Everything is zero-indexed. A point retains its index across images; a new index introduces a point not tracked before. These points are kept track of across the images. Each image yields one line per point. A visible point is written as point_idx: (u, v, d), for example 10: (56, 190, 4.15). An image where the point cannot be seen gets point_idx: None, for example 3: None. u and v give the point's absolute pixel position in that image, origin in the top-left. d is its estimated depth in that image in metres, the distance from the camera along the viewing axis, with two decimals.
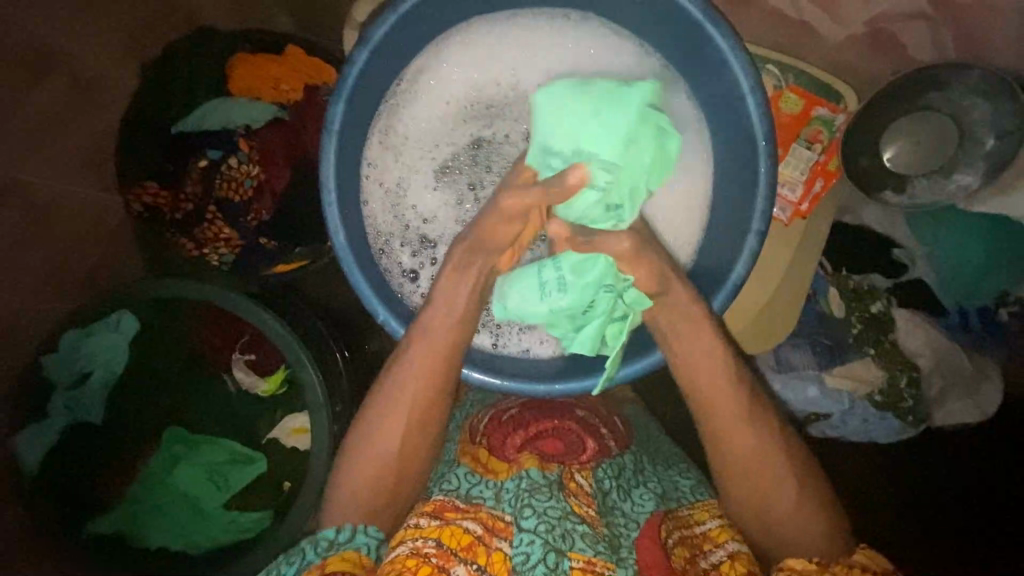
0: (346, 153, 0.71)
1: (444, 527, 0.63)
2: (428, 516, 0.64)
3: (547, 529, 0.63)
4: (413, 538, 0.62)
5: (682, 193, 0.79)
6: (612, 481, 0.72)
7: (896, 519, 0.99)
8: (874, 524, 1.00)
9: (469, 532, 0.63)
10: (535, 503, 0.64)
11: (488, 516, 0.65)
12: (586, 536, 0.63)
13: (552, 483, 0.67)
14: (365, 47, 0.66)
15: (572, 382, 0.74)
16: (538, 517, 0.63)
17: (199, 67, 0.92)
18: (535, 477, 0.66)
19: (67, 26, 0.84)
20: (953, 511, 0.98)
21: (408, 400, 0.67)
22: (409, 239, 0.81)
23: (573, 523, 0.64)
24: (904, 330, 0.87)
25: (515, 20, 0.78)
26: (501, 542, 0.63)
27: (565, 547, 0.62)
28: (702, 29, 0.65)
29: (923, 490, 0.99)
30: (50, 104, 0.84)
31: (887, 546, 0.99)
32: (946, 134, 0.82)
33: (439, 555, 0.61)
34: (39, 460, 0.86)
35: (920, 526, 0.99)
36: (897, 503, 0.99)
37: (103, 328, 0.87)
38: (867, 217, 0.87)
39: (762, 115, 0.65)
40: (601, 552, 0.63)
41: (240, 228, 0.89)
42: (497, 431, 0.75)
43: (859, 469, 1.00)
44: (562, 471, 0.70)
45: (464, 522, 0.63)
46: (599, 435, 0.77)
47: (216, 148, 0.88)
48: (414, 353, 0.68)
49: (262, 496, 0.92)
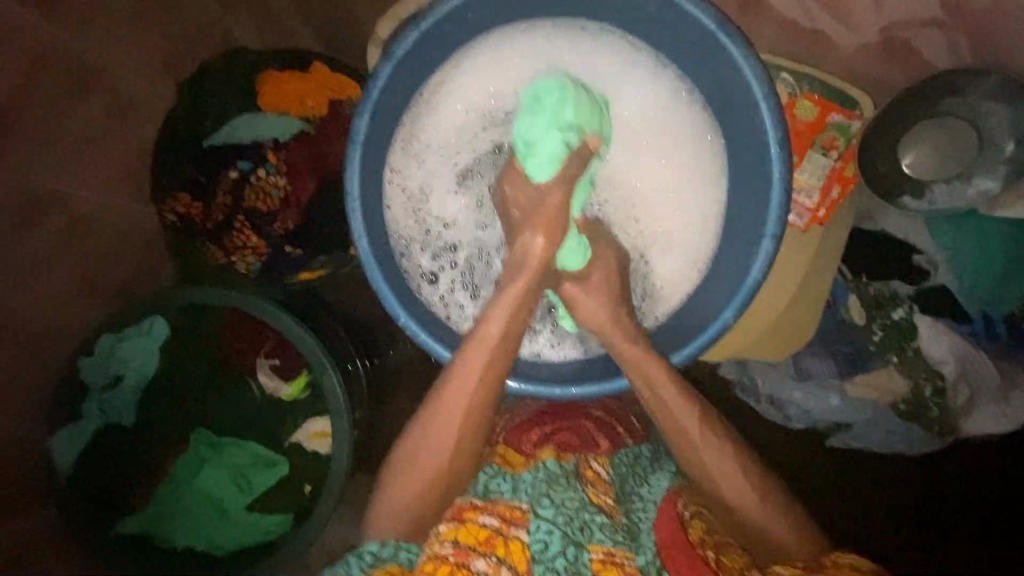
0: (369, 163, 0.73)
1: (461, 528, 0.64)
2: (448, 519, 0.66)
3: (566, 521, 0.64)
4: (434, 544, 0.64)
5: (697, 197, 0.82)
6: (629, 467, 0.73)
7: (911, 522, 0.99)
8: (888, 527, 1.00)
9: (485, 527, 0.64)
10: (552, 494, 0.66)
11: (506, 508, 0.66)
12: (605, 527, 0.65)
13: (569, 473, 0.69)
14: (388, 62, 0.68)
15: (583, 386, 0.74)
16: (558, 508, 0.65)
17: (231, 85, 0.96)
18: (551, 468, 0.68)
19: (111, 47, 0.88)
20: (970, 516, 0.97)
21: (454, 415, 0.66)
22: (430, 243, 0.84)
23: (590, 515, 0.65)
24: (928, 337, 0.86)
25: (535, 35, 0.79)
26: (518, 530, 0.64)
27: (583, 540, 0.64)
28: (716, 40, 0.66)
29: (941, 495, 0.98)
30: (92, 120, 0.88)
31: (900, 548, 1.00)
32: (965, 139, 0.81)
33: (456, 554, 0.62)
34: (72, 459, 0.91)
35: (941, 529, 0.98)
36: (911, 507, 0.99)
37: (136, 334, 0.91)
38: (885, 223, 0.86)
39: (776, 120, 0.65)
40: (620, 542, 0.65)
41: (266, 237, 0.93)
42: (515, 429, 0.76)
43: (876, 474, 0.99)
44: (578, 461, 0.71)
45: (482, 518, 0.65)
46: (615, 429, 0.77)
47: (246, 159, 0.92)
48: (452, 388, 0.66)
49: (285, 497, 0.93)
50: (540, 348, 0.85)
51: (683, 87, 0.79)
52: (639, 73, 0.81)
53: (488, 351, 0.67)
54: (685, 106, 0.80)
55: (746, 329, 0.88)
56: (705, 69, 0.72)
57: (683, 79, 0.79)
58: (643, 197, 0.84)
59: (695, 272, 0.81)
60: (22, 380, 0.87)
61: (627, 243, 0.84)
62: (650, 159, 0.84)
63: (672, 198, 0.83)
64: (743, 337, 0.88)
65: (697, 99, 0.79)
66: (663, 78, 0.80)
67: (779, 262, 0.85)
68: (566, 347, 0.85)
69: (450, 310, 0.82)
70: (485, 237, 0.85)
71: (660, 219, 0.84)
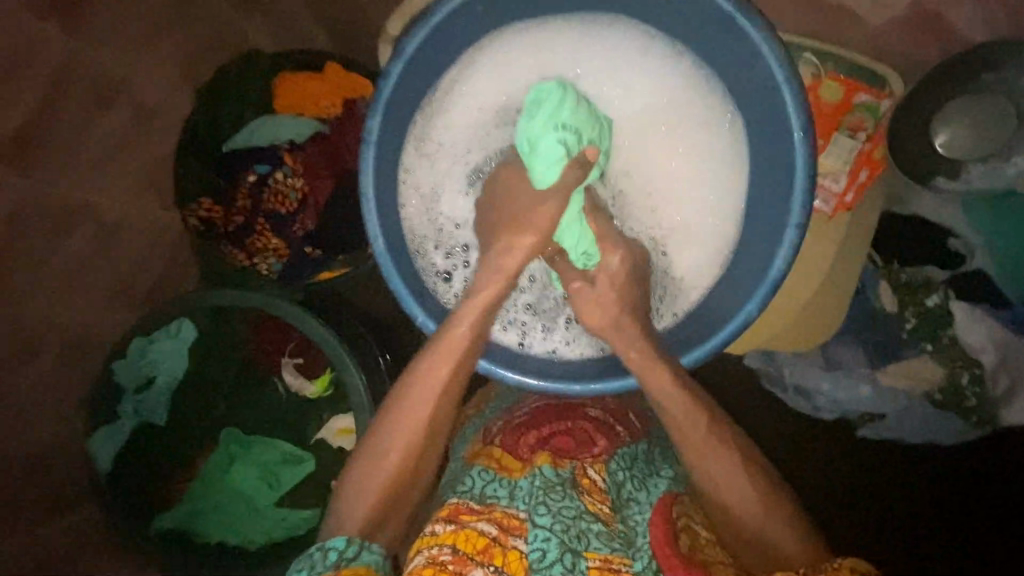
0: (384, 163, 0.72)
1: (460, 531, 0.64)
2: (444, 521, 0.65)
3: (563, 529, 0.64)
4: (428, 548, 0.63)
5: (716, 192, 0.79)
6: (625, 472, 0.73)
7: (949, 514, 0.96)
8: (922, 520, 0.97)
9: (484, 535, 0.64)
10: (549, 502, 0.65)
11: (502, 515, 0.66)
12: (600, 535, 0.65)
13: (565, 481, 0.68)
14: (398, 61, 0.68)
15: (594, 382, 0.74)
16: (554, 515, 0.64)
17: (250, 92, 1.00)
18: (548, 476, 0.68)
19: (131, 58, 0.89)
20: (1011, 504, 0.94)
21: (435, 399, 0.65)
22: (443, 242, 0.83)
23: (587, 523, 0.65)
24: (967, 325, 0.82)
25: (548, 25, 0.77)
26: (517, 540, 0.65)
27: (579, 547, 0.63)
28: (734, 23, 0.64)
29: (976, 486, 0.95)
30: (117, 132, 0.90)
31: (937, 542, 0.97)
32: (1004, 113, 0.75)
33: (455, 561, 0.62)
34: (111, 459, 0.92)
35: (978, 519, 0.95)
36: (948, 499, 0.96)
37: (164, 336, 0.93)
38: (918, 207, 0.83)
39: (798, 103, 0.63)
40: (616, 549, 0.64)
41: (286, 238, 0.95)
42: (511, 433, 0.76)
43: (905, 462, 0.97)
44: (574, 468, 0.71)
45: (480, 525, 0.64)
46: (612, 426, 0.79)
47: (263, 163, 0.94)
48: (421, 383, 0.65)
49: (311, 493, 0.96)
50: (557, 346, 0.85)
51: (700, 77, 0.77)
52: (655, 62, 0.78)
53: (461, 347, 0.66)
54: (700, 94, 0.78)
55: (769, 320, 0.86)
56: (722, 53, 0.70)
57: (700, 66, 0.76)
58: (657, 193, 0.82)
59: (716, 262, 0.79)
60: (60, 384, 0.91)
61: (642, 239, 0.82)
62: (669, 151, 0.81)
63: (689, 194, 0.81)
64: (765, 329, 0.86)
65: (714, 86, 0.76)
66: (679, 67, 0.77)
67: (804, 250, 0.82)
68: (582, 346, 0.84)
69: None
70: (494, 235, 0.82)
71: (679, 210, 0.81)
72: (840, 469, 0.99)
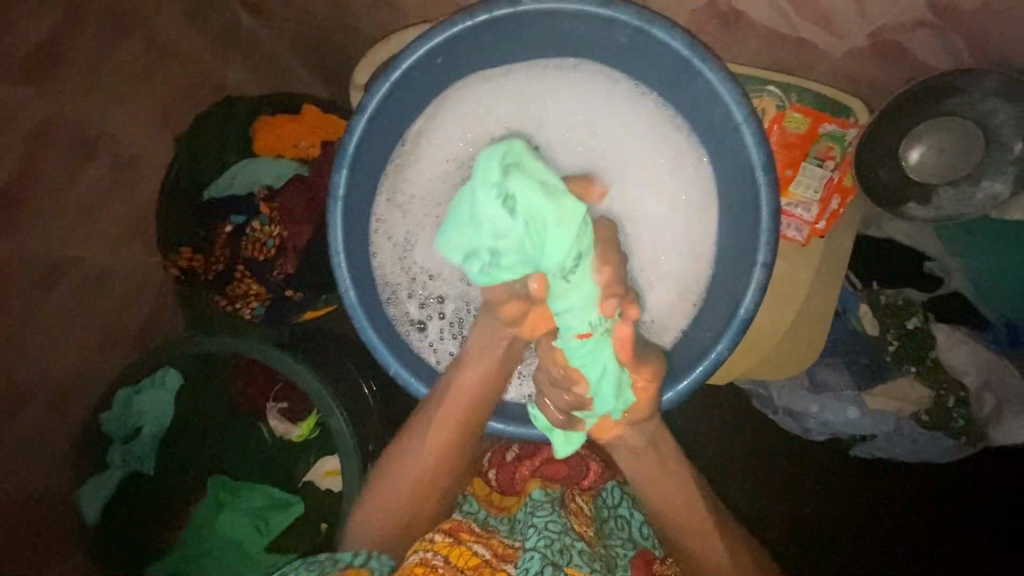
0: (353, 213, 0.74)
1: (454, 545, 0.65)
2: (444, 531, 0.67)
3: (546, 543, 0.63)
4: (423, 550, 0.64)
5: (687, 232, 0.79)
6: (610, 510, 0.75)
7: (930, 525, 0.98)
8: (909, 532, 0.99)
9: (477, 555, 0.65)
10: (537, 520, 0.66)
11: (498, 543, 0.68)
12: (583, 553, 0.64)
13: (554, 500, 0.70)
14: (362, 116, 0.69)
15: None
16: (540, 533, 0.64)
17: (225, 134, 0.99)
18: (537, 497, 0.69)
19: (107, 112, 0.89)
20: (993, 513, 0.97)
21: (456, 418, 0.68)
22: (416, 292, 0.83)
23: (571, 540, 0.65)
24: (947, 346, 0.84)
25: (513, 69, 0.77)
26: (506, 564, 0.66)
27: (562, 562, 0.62)
28: (690, 65, 0.65)
29: (959, 496, 0.97)
30: (98, 186, 0.91)
31: (923, 553, 0.99)
32: (969, 139, 0.73)
33: (445, 568, 0.62)
34: (99, 512, 0.91)
35: (963, 530, 0.97)
36: (932, 510, 0.98)
37: (150, 385, 0.94)
38: (892, 230, 0.84)
39: (759, 142, 0.64)
40: (596, 571, 0.64)
41: (267, 284, 0.95)
42: (506, 467, 0.79)
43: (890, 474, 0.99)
44: (564, 492, 0.73)
45: (475, 546, 0.66)
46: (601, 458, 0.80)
47: (240, 214, 0.95)
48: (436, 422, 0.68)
49: (301, 537, 0.95)
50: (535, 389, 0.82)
51: (667, 118, 0.76)
52: (620, 101, 0.78)
53: (468, 395, 0.69)
54: (667, 132, 0.77)
55: (747, 351, 0.85)
56: (683, 93, 0.71)
57: (666, 106, 0.76)
58: (632, 239, 0.80)
59: (687, 303, 0.78)
60: (50, 435, 0.91)
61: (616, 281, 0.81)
62: (638, 192, 0.80)
63: (661, 237, 0.80)
64: (743, 359, 0.86)
65: (680, 125, 0.76)
66: (646, 106, 0.77)
67: (777, 278, 0.82)
68: None
69: (440, 360, 0.82)
70: (471, 291, 0.83)
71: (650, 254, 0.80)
72: (827, 486, 1.00)
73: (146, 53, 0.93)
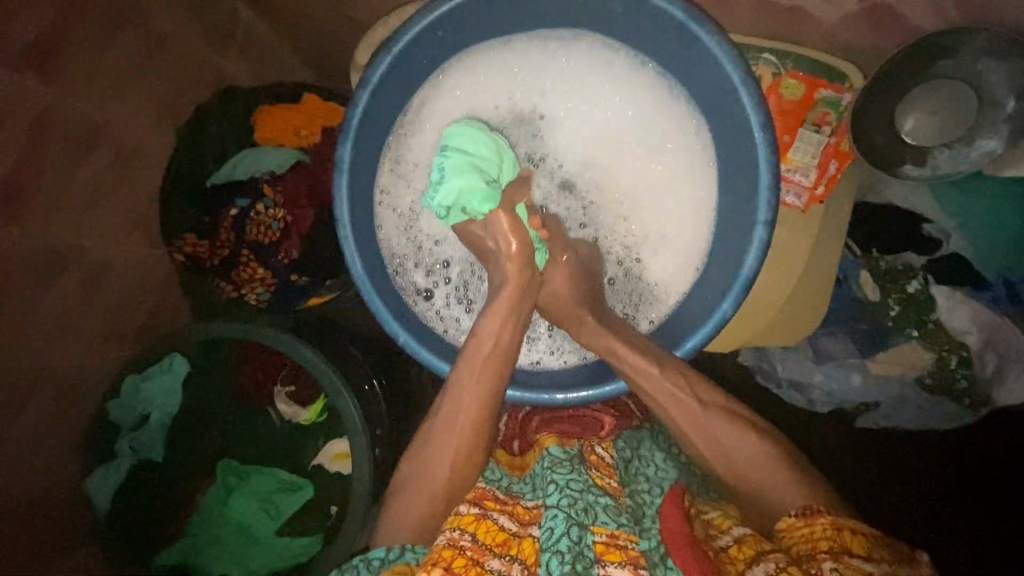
0: (357, 188, 0.74)
1: (481, 519, 0.61)
2: (470, 503, 0.63)
3: (570, 504, 0.61)
4: (450, 529, 0.60)
5: (689, 195, 0.80)
6: (632, 451, 0.75)
7: (933, 488, 1.00)
8: (912, 495, 1.01)
9: (503, 528, 0.62)
10: (557, 478, 0.65)
11: (523, 510, 0.66)
12: (608, 508, 0.62)
13: (573, 458, 0.70)
14: (365, 89, 0.69)
15: (579, 391, 0.75)
16: (562, 492, 0.63)
17: (226, 122, 1.00)
18: (556, 453, 0.69)
19: (106, 100, 0.89)
20: (1000, 475, 0.98)
21: (476, 401, 0.68)
22: (422, 260, 0.84)
23: (595, 496, 0.63)
24: (947, 308, 0.84)
25: (514, 41, 0.78)
26: (531, 528, 0.63)
27: (587, 522, 0.60)
28: (687, 30, 0.66)
29: (961, 459, 0.99)
30: (99, 175, 0.90)
31: (930, 517, 1.00)
32: (963, 101, 0.74)
33: (474, 548, 0.58)
34: (109, 500, 0.92)
35: (963, 493, 0.99)
36: (932, 473, 1.00)
37: (156, 372, 0.93)
38: (890, 194, 0.85)
39: (756, 103, 0.65)
40: (624, 525, 0.61)
41: (272, 268, 0.95)
42: (522, 434, 0.81)
43: (889, 439, 1.02)
44: (582, 446, 0.73)
45: (500, 517, 0.63)
46: (612, 410, 0.81)
47: (244, 197, 0.95)
48: (469, 393, 0.68)
49: (312, 521, 0.95)
50: (542, 356, 0.85)
51: (667, 87, 0.78)
52: (620, 72, 0.79)
53: (479, 369, 0.69)
54: (665, 102, 0.79)
55: (748, 319, 0.86)
56: (678, 59, 0.72)
57: (663, 75, 0.77)
58: (633, 201, 0.83)
59: (689, 266, 0.80)
60: (56, 429, 0.91)
61: (614, 239, 0.84)
62: (640, 159, 0.82)
63: (664, 200, 0.82)
64: (750, 328, 0.86)
65: (679, 92, 0.77)
66: (646, 76, 0.78)
67: (781, 244, 0.82)
68: (566, 354, 0.84)
69: (449, 326, 0.83)
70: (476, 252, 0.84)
71: (648, 226, 0.83)
72: (827, 452, 1.04)
73: (145, 41, 0.93)
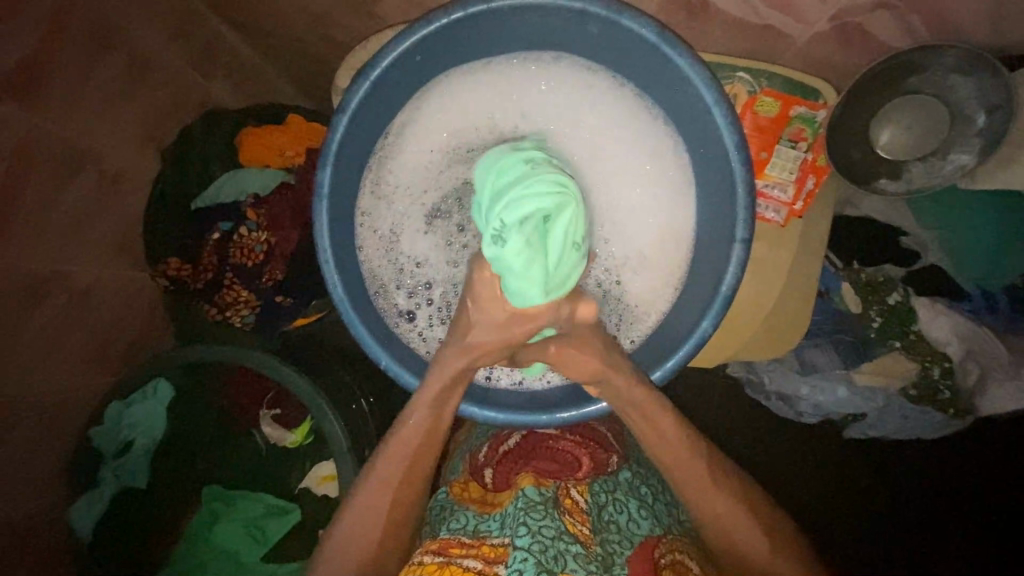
0: (339, 212, 0.75)
1: (445, 566, 0.63)
2: (433, 552, 0.65)
3: (541, 549, 0.62)
4: None
5: (671, 214, 0.80)
6: (607, 495, 0.73)
7: (912, 495, 1.03)
8: (891, 501, 1.03)
9: (468, 569, 0.63)
10: (529, 521, 0.65)
11: (489, 548, 0.66)
12: (579, 556, 0.63)
13: (548, 500, 0.68)
14: (343, 114, 0.70)
15: (560, 412, 0.74)
16: (533, 536, 0.63)
17: (210, 146, 1.00)
18: (531, 495, 0.68)
19: (90, 124, 0.89)
20: (974, 480, 1.01)
21: (409, 432, 0.67)
22: (404, 281, 0.84)
23: (567, 544, 0.64)
24: (929, 319, 0.85)
25: (490, 64, 0.79)
26: (497, 566, 0.63)
27: (556, 568, 0.61)
28: (660, 51, 0.67)
29: (937, 464, 1.02)
30: (81, 200, 0.90)
31: (908, 523, 1.03)
32: (935, 116, 0.76)
33: None
34: (93, 528, 0.90)
35: (940, 499, 1.02)
36: (910, 477, 1.03)
37: (141, 398, 0.92)
38: (869, 208, 0.86)
39: (730, 121, 0.66)
40: (591, 572, 0.62)
41: (256, 289, 0.96)
42: (502, 468, 0.77)
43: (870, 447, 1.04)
44: (558, 488, 0.71)
45: (465, 561, 0.64)
46: (591, 450, 0.79)
47: (227, 220, 0.95)
48: (397, 434, 0.68)
49: (298, 545, 0.94)
50: (525, 377, 0.81)
51: (642, 108, 0.79)
52: (596, 95, 0.80)
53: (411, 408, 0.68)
54: (643, 121, 0.80)
55: (737, 334, 0.86)
56: (655, 83, 0.74)
57: (640, 96, 0.78)
58: (618, 221, 0.82)
59: (671, 285, 0.81)
60: (38, 455, 0.90)
61: (598, 268, 0.82)
62: (620, 178, 0.82)
63: (647, 222, 0.82)
64: (735, 344, 0.86)
65: (657, 112, 0.78)
66: (621, 96, 0.79)
67: (762, 261, 0.83)
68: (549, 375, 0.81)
69: (430, 349, 0.82)
70: (458, 273, 0.84)
71: (628, 244, 0.82)
72: (812, 463, 1.05)
73: (129, 65, 0.93)
